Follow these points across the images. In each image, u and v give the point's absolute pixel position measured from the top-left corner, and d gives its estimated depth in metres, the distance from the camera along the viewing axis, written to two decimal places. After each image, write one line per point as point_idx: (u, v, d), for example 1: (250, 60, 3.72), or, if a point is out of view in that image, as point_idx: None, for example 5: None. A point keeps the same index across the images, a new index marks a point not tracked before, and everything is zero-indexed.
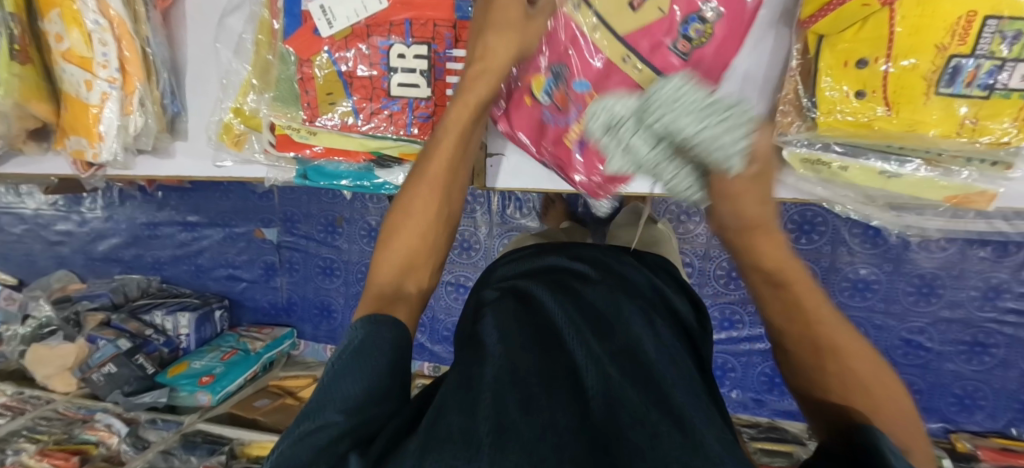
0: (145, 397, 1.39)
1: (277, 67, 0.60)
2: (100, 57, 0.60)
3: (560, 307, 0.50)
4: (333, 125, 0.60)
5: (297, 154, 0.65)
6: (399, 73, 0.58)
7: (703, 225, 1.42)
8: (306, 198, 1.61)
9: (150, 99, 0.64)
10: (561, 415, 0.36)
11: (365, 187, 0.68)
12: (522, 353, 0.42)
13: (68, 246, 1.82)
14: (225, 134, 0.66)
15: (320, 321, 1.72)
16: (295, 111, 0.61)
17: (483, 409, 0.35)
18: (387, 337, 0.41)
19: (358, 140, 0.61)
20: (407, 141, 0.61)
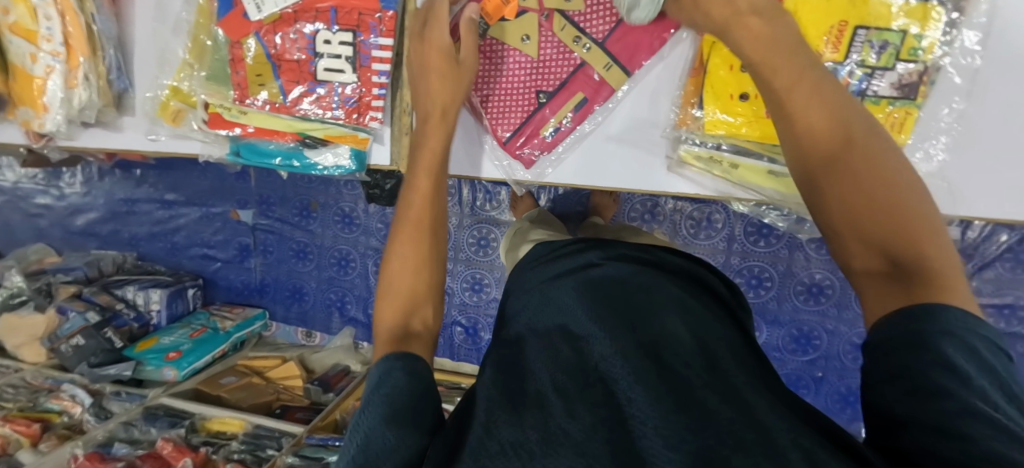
0: (110, 370, 1.41)
1: (210, 51, 0.67)
2: (45, 31, 0.63)
3: (594, 307, 0.57)
4: (261, 105, 0.66)
5: (227, 133, 0.69)
6: (325, 59, 0.65)
7: (667, 224, 1.46)
8: (282, 181, 1.63)
9: (94, 74, 0.66)
10: (608, 421, 0.42)
11: (295, 166, 0.71)
12: (560, 373, 0.48)
13: (46, 219, 1.84)
14: (162, 111, 0.69)
15: (291, 303, 1.75)
16: (227, 90, 0.67)
17: (536, 431, 0.41)
18: (400, 376, 0.47)
19: (286, 122, 0.68)
20: (332, 123, 0.66)
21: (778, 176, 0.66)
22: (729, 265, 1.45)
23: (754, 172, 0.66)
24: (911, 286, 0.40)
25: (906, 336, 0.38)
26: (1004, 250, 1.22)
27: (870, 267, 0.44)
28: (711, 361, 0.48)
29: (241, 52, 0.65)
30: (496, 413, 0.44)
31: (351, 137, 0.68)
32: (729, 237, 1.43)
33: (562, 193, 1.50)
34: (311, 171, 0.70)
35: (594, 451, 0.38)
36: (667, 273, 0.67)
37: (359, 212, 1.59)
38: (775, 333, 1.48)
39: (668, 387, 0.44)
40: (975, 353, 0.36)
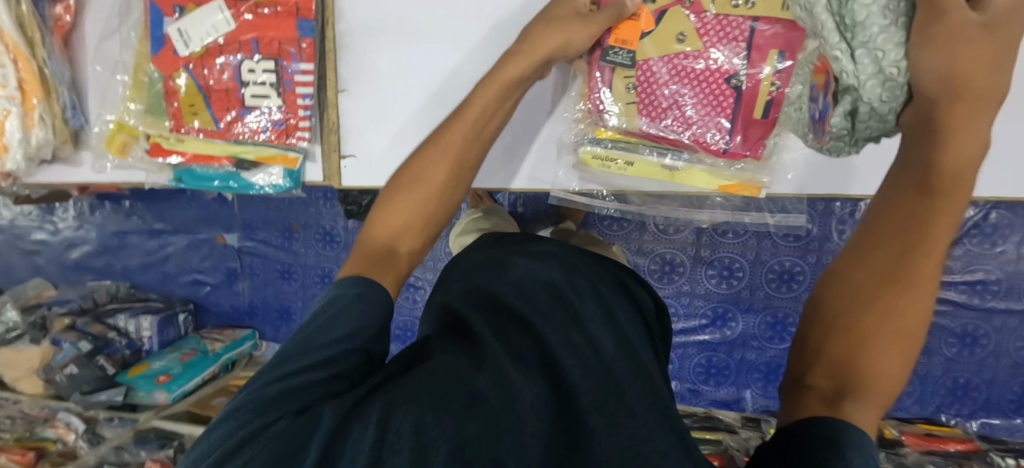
0: (102, 395, 1.47)
1: (146, 87, 0.72)
2: (1, 78, 0.69)
3: (541, 299, 0.60)
4: (197, 133, 0.72)
5: (168, 160, 0.75)
6: (251, 86, 0.71)
7: (636, 221, 1.49)
8: (264, 205, 1.69)
9: (49, 114, 0.71)
10: (530, 407, 0.47)
11: (234, 187, 0.78)
12: (503, 349, 0.53)
13: (43, 255, 1.91)
14: (108, 143, 0.74)
15: (280, 323, 1.79)
16: (163, 121, 0.72)
17: (462, 394, 0.46)
18: (352, 300, 0.52)
19: (220, 147, 0.74)
20: (263, 145, 0.72)
21: (670, 170, 0.72)
22: (700, 258, 1.48)
23: (649, 168, 0.72)
24: (846, 393, 0.41)
25: (821, 437, 0.37)
26: (969, 226, 1.22)
27: (819, 385, 0.43)
28: (630, 369, 0.52)
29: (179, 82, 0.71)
30: (433, 370, 0.49)
31: (279, 158, 0.73)
32: (698, 230, 1.46)
33: (533, 198, 1.54)
34: (249, 191, 0.77)
35: (507, 429, 0.43)
36: (615, 275, 0.71)
37: (339, 229, 1.64)
38: (751, 322, 1.50)
39: (589, 391, 0.50)
40: (860, 451, 0.36)
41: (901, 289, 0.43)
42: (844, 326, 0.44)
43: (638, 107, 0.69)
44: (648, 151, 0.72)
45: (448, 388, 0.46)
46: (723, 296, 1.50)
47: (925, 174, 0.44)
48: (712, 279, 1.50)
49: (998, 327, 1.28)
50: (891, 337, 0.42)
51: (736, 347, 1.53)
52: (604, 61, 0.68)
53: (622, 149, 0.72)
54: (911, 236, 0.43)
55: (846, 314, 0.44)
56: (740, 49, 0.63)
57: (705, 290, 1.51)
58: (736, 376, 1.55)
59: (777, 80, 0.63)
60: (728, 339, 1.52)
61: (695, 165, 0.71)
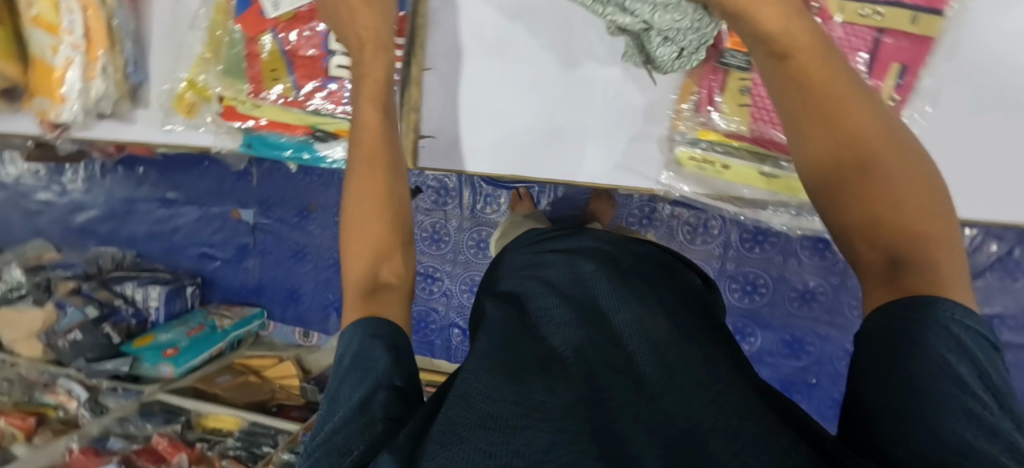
0: (107, 365, 1.41)
1: (225, 46, 0.71)
2: (66, 23, 0.65)
3: (560, 310, 0.59)
4: (275, 99, 0.71)
5: (241, 124, 0.72)
6: (337, 56, 0.69)
7: (663, 229, 1.49)
8: (283, 182, 1.65)
9: (111, 66, 0.68)
10: (584, 404, 0.43)
11: (304, 159, 0.75)
12: (534, 359, 0.50)
13: (46, 216, 1.85)
14: (177, 102, 0.72)
15: (288, 303, 1.75)
16: (241, 84, 0.71)
17: (515, 404, 0.42)
18: (381, 350, 0.47)
19: (298, 115, 0.72)
20: (341, 117, 0.70)
21: (770, 177, 0.74)
22: (724, 271, 1.47)
23: (747, 173, 0.75)
24: (904, 281, 0.40)
25: (901, 325, 0.37)
26: (994, 260, 1.24)
27: (870, 257, 0.43)
28: (683, 357, 0.50)
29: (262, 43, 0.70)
30: (474, 384, 0.46)
31: None
32: (724, 243, 1.46)
33: (561, 198, 1.52)
34: (320, 164, 0.74)
35: (572, 428, 0.39)
36: (649, 281, 0.69)
37: None
38: (768, 339, 1.50)
39: (637, 384, 0.47)
40: (970, 332, 0.36)
41: (867, 167, 0.44)
42: (873, 208, 0.43)
43: (751, 110, 0.71)
44: (750, 157, 0.74)
45: (505, 396, 0.43)
46: (743, 311, 1.50)
47: (795, 89, 0.50)
48: (733, 293, 1.49)
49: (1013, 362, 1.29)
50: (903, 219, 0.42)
51: None
52: (717, 64, 0.70)
53: (723, 152, 0.75)
54: (825, 132, 0.47)
55: (856, 220, 0.44)
56: (863, 60, 0.69)
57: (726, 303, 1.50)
58: None
59: (896, 94, 0.69)
60: None
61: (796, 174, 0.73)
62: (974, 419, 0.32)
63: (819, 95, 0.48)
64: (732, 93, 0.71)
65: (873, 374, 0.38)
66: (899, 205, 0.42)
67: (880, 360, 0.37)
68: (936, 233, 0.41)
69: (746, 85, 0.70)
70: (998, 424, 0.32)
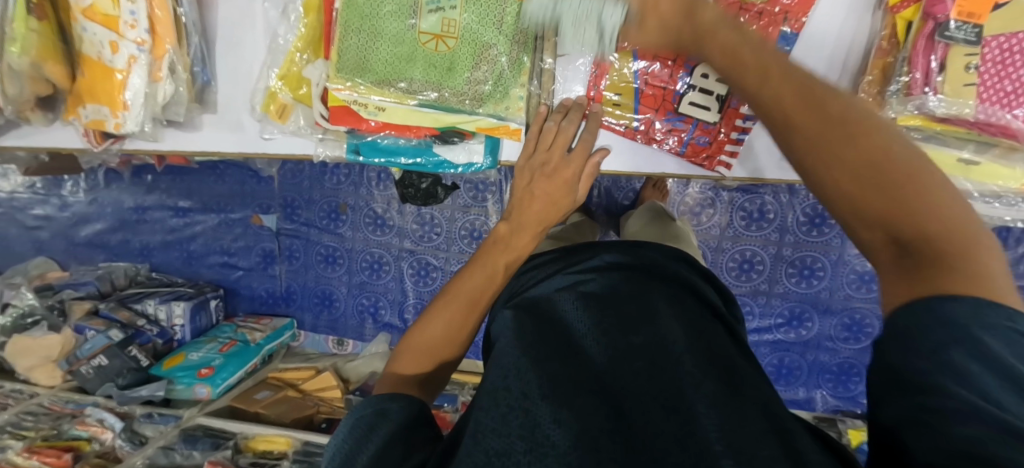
0: (141, 391, 1.31)
1: (340, 35, 0.57)
2: (128, 16, 0.55)
3: (565, 317, 0.52)
4: (401, 98, 0.58)
5: (354, 129, 0.61)
6: (693, 91, 0.63)
7: (717, 216, 1.43)
8: (308, 183, 1.54)
9: (181, 64, 0.59)
10: (591, 434, 0.38)
11: (423, 165, 0.66)
12: (550, 371, 0.44)
13: (47, 231, 1.71)
14: (269, 103, 0.61)
15: (320, 311, 1.66)
16: (363, 82, 0.57)
17: (522, 448, 0.37)
18: (399, 408, 0.45)
19: (430, 116, 0.59)
20: (488, 110, 0.58)
21: (966, 164, 0.59)
22: (781, 255, 1.43)
23: (945, 162, 0.58)
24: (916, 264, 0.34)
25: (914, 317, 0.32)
26: None
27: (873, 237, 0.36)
28: (707, 381, 0.43)
29: (406, 27, 0.56)
30: (483, 418, 0.41)
31: (499, 128, 0.61)
32: (782, 227, 1.41)
33: (609, 188, 1.45)
34: (443, 170, 0.65)
35: None
36: (660, 266, 0.61)
37: (392, 214, 1.51)
38: (827, 323, 1.47)
39: (650, 406, 0.41)
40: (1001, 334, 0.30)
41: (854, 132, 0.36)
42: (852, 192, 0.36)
43: (978, 90, 0.55)
44: (946, 141, 0.59)
45: (512, 428, 0.39)
46: (801, 295, 1.46)
47: (746, 64, 0.41)
48: (790, 278, 1.45)
49: None
50: (884, 177, 0.35)
51: (809, 348, 1.51)
52: (937, 38, 0.55)
53: (920, 137, 0.59)
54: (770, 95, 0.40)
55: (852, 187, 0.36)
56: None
57: (783, 289, 1.46)
58: (807, 377, 1.54)
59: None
60: (803, 339, 1.50)
61: (996, 162, 0.58)
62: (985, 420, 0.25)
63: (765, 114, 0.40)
64: (954, 71, 0.55)
65: (889, 390, 0.32)
66: (892, 178, 0.35)
67: (890, 378, 0.32)
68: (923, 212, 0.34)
69: (975, 63, 0.55)
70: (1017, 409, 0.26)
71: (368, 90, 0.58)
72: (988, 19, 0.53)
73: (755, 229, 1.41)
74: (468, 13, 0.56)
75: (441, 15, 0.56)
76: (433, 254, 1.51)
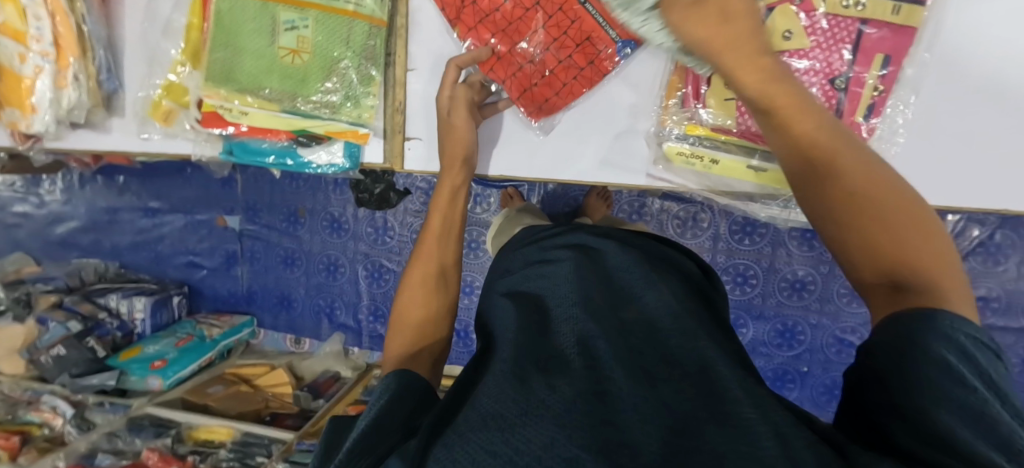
0: (93, 379, 1.40)
1: (210, 47, 0.64)
2: (34, 31, 0.64)
3: (558, 301, 0.57)
4: (260, 104, 0.67)
5: (223, 132, 0.69)
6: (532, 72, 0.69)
7: (654, 226, 1.49)
8: (269, 188, 1.62)
9: (84, 74, 0.67)
10: (590, 396, 0.42)
11: (288, 164, 0.73)
12: (537, 349, 0.49)
13: (25, 229, 1.80)
14: (153, 109, 0.69)
15: (279, 310, 1.73)
16: (228, 90, 0.66)
17: (516, 405, 0.41)
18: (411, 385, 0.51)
19: (284, 120, 0.68)
20: (334, 116, 0.68)
21: (760, 171, 0.69)
22: (715, 263, 1.48)
23: (737, 167, 0.69)
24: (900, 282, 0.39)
25: (899, 337, 0.35)
26: (976, 245, 1.26)
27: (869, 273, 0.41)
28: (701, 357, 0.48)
29: (265, 43, 0.65)
30: (482, 391, 0.44)
31: (348, 132, 0.69)
32: (715, 236, 1.46)
33: (551, 196, 1.51)
34: (305, 170, 0.73)
35: (575, 423, 0.38)
36: (650, 261, 0.67)
37: (348, 217, 1.59)
38: (761, 329, 1.51)
39: (645, 376, 0.46)
40: (980, 346, 0.33)
41: (829, 179, 0.45)
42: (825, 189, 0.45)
43: (736, 103, 0.65)
44: (740, 152, 0.69)
45: (511, 395, 0.42)
46: (735, 302, 1.50)
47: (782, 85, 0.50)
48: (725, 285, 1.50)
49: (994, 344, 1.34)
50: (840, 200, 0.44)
51: None
52: None
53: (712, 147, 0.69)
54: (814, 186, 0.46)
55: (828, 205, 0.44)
56: (848, 50, 0.58)
57: None
58: None
59: (881, 85, 0.59)
60: None
61: None
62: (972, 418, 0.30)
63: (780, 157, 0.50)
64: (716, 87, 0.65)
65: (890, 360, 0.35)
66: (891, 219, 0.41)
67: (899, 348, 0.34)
68: (924, 256, 0.39)
69: (733, 81, 0.63)
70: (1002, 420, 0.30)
71: (231, 96, 0.66)
72: None
73: (690, 238, 1.46)
74: (319, 32, 0.65)
75: (297, 33, 0.65)
76: (386, 257, 1.58)
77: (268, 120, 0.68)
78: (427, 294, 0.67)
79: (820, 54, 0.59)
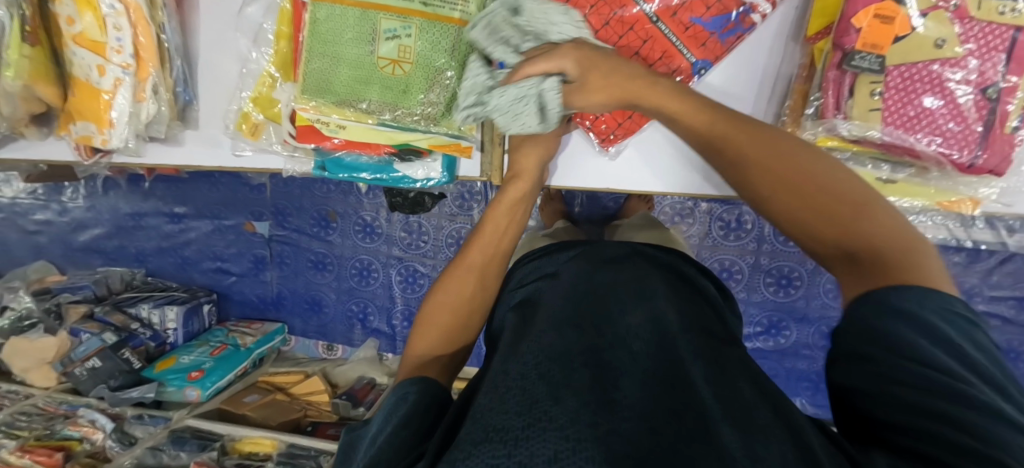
0: (132, 393, 1.35)
1: (307, 58, 0.62)
2: (114, 41, 0.61)
3: (557, 310, 0.56)
4: (359, 118, 0.65)
5: (318, 146, 0.68)
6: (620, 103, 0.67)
7: (695, 227, 1.47)
8: (299, 191, 1.59)
9: (164, 86, 0.65)
10: (592, 403, 0.40)
11: (383, 179, 0.74)
12: (533, 353, 0.48)
13: (46, 235, 1.77)
14: (242, 123, 0.68)
15: (310, 316, 1.71)
16: (327, 105, 0.63)
17: (519, 417, 0.39)
18: (418, 393, 0.49)
19: (385, 135, 0.67)
20: (436, 130, 0.66)
21: (883, 183, 0.67)
22: (757, 265, 1.46)
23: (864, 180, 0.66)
24: (874, 268, 0.41)
25: (872, 322, 0.38)
26: None
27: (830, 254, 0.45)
28: (710, 371, 0.45)
29: (363, 52, 0.61)
30: (484, 401, 0.43)
31: (450, 147, 0.69)
32: (759, 237, 1.44)
33: (591, 199, 1.49)
34: (401, 184, 0.73)
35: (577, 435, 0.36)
36: (653, 271, 0.65)
37: (380, 221, 1.56)
38: (804, 332, 1.50)
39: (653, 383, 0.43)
40: (953, 318, 0.36)
41: (747, 181, 0.49)
42: (786, 182, 0.47)
43: (884, 114, 0.60)
44: (865, 163, 0.66)
45: (512, 410, 0.41)
46: (778, 304, 1.49)
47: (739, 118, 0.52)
48: (768, 287, 1.48)
49: None
50: (795, 185, 0.46)
51: (787, 355, 1.53)
52: (845, 67, 0.60)
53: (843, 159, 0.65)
54: (757, 181, 0.49)
55: (781, 197, 0.47)
56: (1001, 60, 0.57)
57: (761, 297, 1.49)
58: (785, 384, 1.57)
59: None
60: (781, 347, 1.53)
61: (913, 178, 0.66)
62: (996, 418, 0.30)
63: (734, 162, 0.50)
64: (861, 98, 0.60)
65: (854, 360, 0.38)
66: (830, 200, 0.44)
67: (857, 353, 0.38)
68: (871, 229, 0.42)
69: (878, 90, 0.60)
70: (1003, 409, 0.31)
71: (329, 110, 0.64)
72: (889, 49, 0.58)
73: (732, 239, 1.45)
74: (422, 41, 0.62)
75: (398, 42, 0.61)
76: (420, 261, 1.56)
77: (373, 136, 0.67)
78: (461, 310, 0.60)
79: (973, 62, 0.58)
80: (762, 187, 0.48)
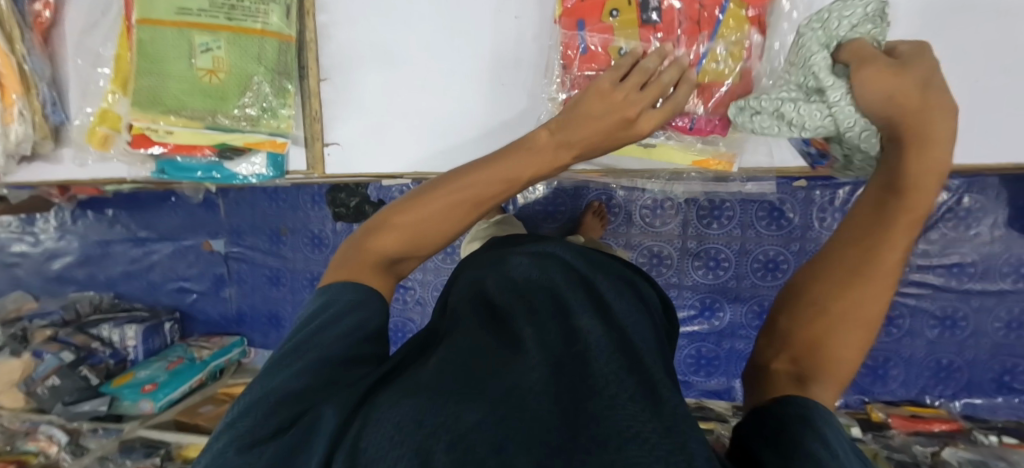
0: (85, 406, 1.45)
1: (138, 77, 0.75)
2: None
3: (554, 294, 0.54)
4: (182, 126, 0.78)
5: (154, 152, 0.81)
6: None
7: (622, 215, 1.52)
8: (250, 210, 1.68)
9: (27, 109, 0.84)
10: (541, 388, 0.41)
11: (216, 176, 0.86)
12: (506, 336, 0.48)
13: (24, 267, 1.88)
14: (90, 136, 0.83)
15: (269, 329, 1.77)
16: (152, 114, 0.77)
17: (456, 384, 0.41)
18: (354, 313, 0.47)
19: (207, 137, 0.79)
20: (249, 130, 0.79)
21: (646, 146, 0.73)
22: (685, 249, 1.49)
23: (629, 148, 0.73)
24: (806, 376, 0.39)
25: (796, 418, 0.36)
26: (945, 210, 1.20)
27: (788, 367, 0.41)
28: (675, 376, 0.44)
29: (186, 66, 0.75)
30: (441, 364, 0.45)
31: (268, 143, 0.81)
32: (683, 222, 1.48)
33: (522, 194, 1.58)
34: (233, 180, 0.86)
35: (503, 412, 0.38)
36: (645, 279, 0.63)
37: (326, 232, 1.61)
38: (738, 312, 1.51)
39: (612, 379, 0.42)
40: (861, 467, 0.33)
41: (874, 251, 0.40)
42: (866, 272, 0.39)
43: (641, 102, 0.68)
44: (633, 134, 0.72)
45: (451, 382, 0.42)
46: (710, 285, 1.51)
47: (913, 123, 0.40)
48: (698, 270, 1.51)
49: (977, 308, 1.24)
50: (863, 311, 0.39)
51: (724, 337, 1.54)
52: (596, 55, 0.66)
53: None
54: (865, 251, 0.40)
55: (854, 282, 0.39)
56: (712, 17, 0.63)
57: (693, 281, 1.52)
58: (726, 365, 1.56)
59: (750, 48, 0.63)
60: (717, 329, 1.54)
61: (668, 141, 0.72)
62: None
63: (882, 219, 0.40)
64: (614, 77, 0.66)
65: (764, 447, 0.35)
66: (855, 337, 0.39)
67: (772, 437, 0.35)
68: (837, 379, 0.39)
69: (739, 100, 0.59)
70: None
71: (157, 119, 0.77)
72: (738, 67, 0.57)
73: (657, 225, 1.49)
74: (231, 53, 0.75)
75: (212, 54, 0.75)
76: None
77: (203, 139, 0.80)
78: (443, 219, 0.52)
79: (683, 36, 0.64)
80: (856, 264, 0.40)
